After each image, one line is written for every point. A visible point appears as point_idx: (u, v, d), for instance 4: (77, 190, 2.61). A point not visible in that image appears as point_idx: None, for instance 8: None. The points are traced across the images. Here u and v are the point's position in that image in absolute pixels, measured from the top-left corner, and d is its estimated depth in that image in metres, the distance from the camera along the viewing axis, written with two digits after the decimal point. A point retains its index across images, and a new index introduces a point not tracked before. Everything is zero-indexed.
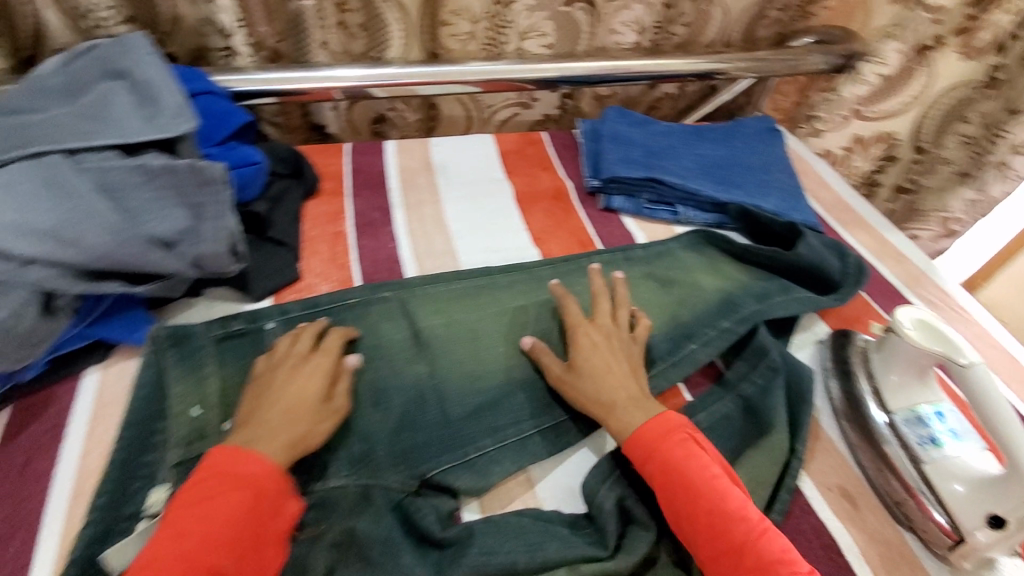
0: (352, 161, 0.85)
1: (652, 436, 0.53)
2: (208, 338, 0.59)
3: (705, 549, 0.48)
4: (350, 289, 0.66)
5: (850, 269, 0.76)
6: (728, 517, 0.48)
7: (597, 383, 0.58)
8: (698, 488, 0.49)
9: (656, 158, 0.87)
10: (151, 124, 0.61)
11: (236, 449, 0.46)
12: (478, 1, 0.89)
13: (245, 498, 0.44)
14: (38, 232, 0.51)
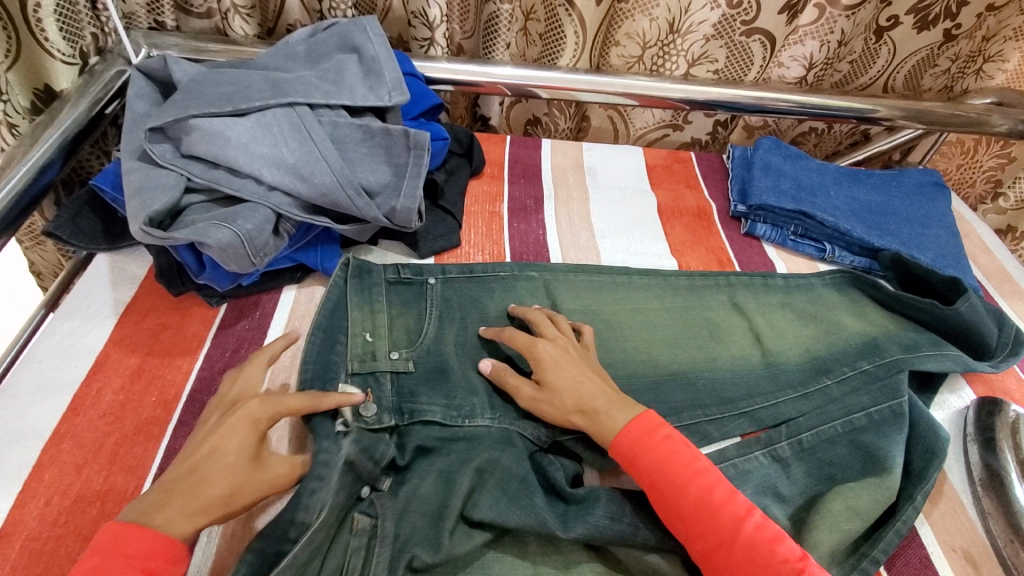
0: (512, 152, 0.94)
1: (633, 434, 0.53)
2: (382, 279, 0.67)
3: (697, 543, 0.48)
4: (501, 263, 0.73)
5: (1006, 338, 0.72)
6: (716, 511, 0.48)
7: (575, 398, 0.56)
8: (679, 482, 0.50)
9: (807, 193, 0.87)
10: (373, 93, 0.72)
11: (130, 525, 0.42)
12: (654, 29, 0.93)
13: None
14: (283, 166, 0.64)
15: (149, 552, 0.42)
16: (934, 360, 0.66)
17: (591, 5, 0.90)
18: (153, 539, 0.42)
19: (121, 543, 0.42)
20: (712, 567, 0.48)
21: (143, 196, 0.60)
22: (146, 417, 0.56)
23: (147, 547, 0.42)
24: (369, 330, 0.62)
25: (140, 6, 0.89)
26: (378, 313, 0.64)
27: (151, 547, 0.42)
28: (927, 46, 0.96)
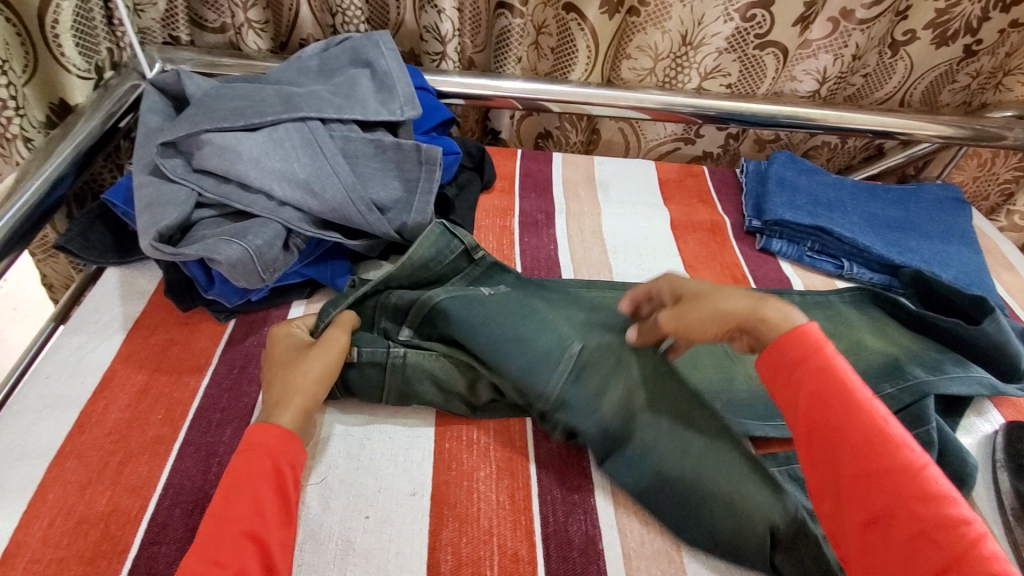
0: (523, 166, 0.93)
1: (809, 342, 0.48)
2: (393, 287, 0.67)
3: (850, 465, 0.44)
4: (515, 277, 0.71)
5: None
6: (889, 439, 0.44)
7: (718, 316, 0.53)
8: (848, 403, 0.46)
9: (823, 208, 0.85)
10: (385, 108, 0.72)
11: (253, 428, 0.49)
12: (667, 42, 0.93)
13: (264, 468, 0.47)
14: (295, 180, 0.63)
15: (273, 444, 0.48)
16: (963, 384, 0.64)
17: (603, 18, 0.90)
18: (275, 431, 0.49)
19: (248, 443, 0.48)
20: (868, 492, 0.43)
21: (153, 211, 0.59)
22: (151, 435, 0.55)
23: (272, 439, 0.48)
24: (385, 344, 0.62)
25: (155, 21, 0.90)
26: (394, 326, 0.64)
27: (280, 439, 0.49)
28: (945, 62, 0.95)
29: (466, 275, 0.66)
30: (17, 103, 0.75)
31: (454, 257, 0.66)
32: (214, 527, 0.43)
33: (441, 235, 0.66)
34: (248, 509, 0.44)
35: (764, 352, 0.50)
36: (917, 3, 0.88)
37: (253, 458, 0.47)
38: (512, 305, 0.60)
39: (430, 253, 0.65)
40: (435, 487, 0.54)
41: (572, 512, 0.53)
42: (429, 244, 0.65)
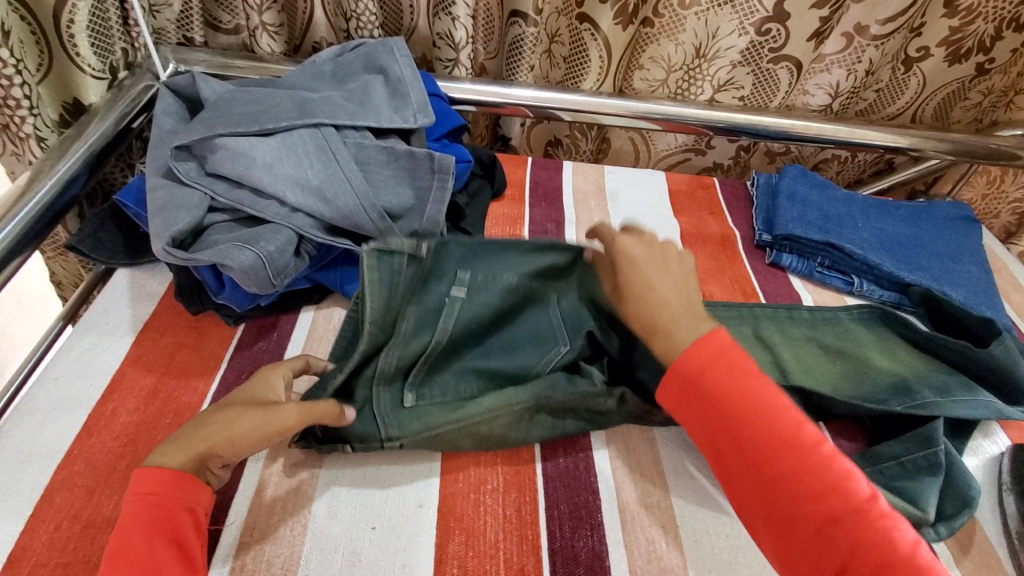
0: (533, 174, 0.93)
1: (702, 359, 0.50)
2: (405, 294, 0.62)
3: (745, 463, 0.47)
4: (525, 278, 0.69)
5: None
6: (780, 443, 0.46)
7: (640, 296, 0.56)
8: (751, 404, 0.48)
9: (834, 224, 0.85)
10: (398, 115, 0.72)
11: (137, 476, 0.45)
12: (680, 53, 0.93)
13: (142, 513, 0.44)
14: (308, 187, 0.63)
15: (161, 484, 0.45)
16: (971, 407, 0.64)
17: (617, 29, 0.90)
18: (163, 473, 0.45)
19: (138, 487, 0.45)
20: (772, 496, 0.46)
21: (166, 214, 0.60)
22: (159, 439, 0.55)
23: (162, 480, 0.45)
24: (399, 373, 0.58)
25: (170, 22, 0.90)
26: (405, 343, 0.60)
27: (171, 477, 0.45)
28: (957, 80, 0.95)
29: (419, 279, 0.57)
30: (31, 101, 0.75)
31: (406, 271, 0.55)
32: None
33: (379, 265, 0.54)
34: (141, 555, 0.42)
35: (668, 371, 0.52)
36: (931, 20, 0.88)
37: (144, 502, 0.44)
38: (474, 295, 0.60)
39: (384, 294, 0.55)
40: (442, 499, 0.53)
41: (579, 528, 0.53)
42: (377, 285, 0.54)
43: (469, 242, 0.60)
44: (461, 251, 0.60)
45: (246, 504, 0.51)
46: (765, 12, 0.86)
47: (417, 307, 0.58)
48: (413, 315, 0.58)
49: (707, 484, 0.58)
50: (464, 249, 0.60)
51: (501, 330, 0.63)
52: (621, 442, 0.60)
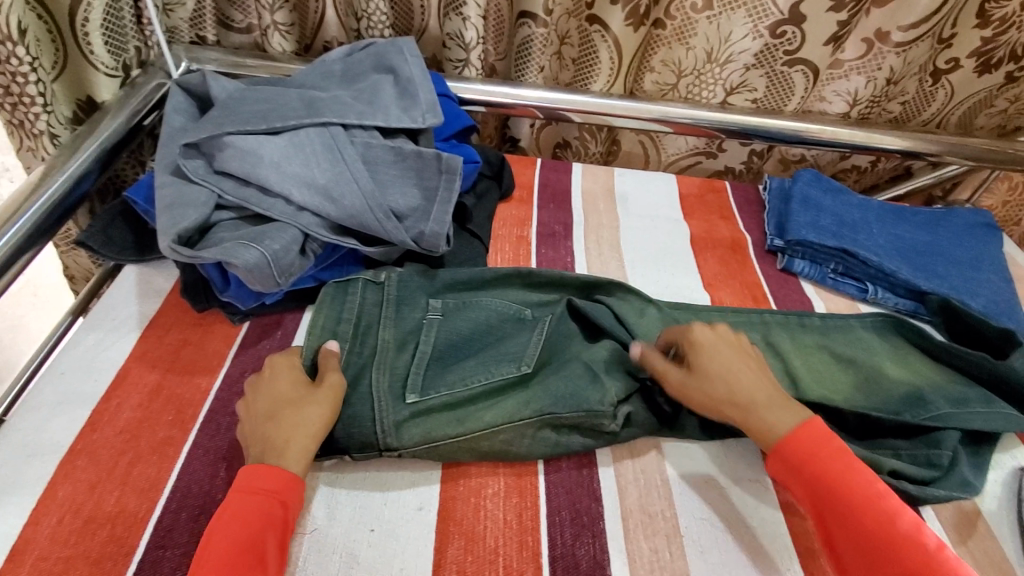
0: (542, 176, 0.92)
1: (808, 443, 0.51)
2: (386, 299, 0.64)
3: (851, 554, 0.47)
4: (502, 282, 0.69)
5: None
6: (896, 541, 0.45)
7: (723, 385, 0.56)
8: (864, 500, 0.48)
9: (848, 229, 0.83)
10: (406, 115, 0.71)
11: (256, 467, 0.47)
12: (692, 57, 0.92)
13: (269, 512, 0.46)
14: (314, 186, 0.63)
15: (276, 485, 0.47)
16: (989, 417, 0.62)
17: (627, 30, 0.89)
18: (281, 475, 0.47)
19: (250, 479, 0.47)
20: None
21: (174, 211, 0.60)
22: (162, 436, 0.55)
23: (276, 481, 0.47)
24: (388, 377, 0.58)
25: (183, 20, 0.91)
26: (383, 334, 0.61)
27: (289, 483, 0.47)
28: (986, 89, 0.93)
29: (386, 302, 0.64)
30: (45, 98, 0.76)
31: (360, 294, 0.64)
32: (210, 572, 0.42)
33: (337, 288, 0.64)
34: (242, 552, 0.43)
35: (771, 455, 0.52)
36: (962, 31, 0.86)
37: (255, 498, 0.46)
38: (454, 317, 0.64)
39: (335, 312, 0.62)
40: (443, 502, 0.53)
41: (581, 535, 0.52)
42: (332, 307, 0.62)
43: (437, 277, 0.68)
44: (426, 283, 0.67)
45: None
46: (779, 14, 0.84)
47: (390, 322, 0.63)
48: (388, 327, 0.62)
49: (711, 492, 0.56)
50: (431, 281, 0.67)
51: (491, 339, 0.63)
52: (625, 449, 0.59)
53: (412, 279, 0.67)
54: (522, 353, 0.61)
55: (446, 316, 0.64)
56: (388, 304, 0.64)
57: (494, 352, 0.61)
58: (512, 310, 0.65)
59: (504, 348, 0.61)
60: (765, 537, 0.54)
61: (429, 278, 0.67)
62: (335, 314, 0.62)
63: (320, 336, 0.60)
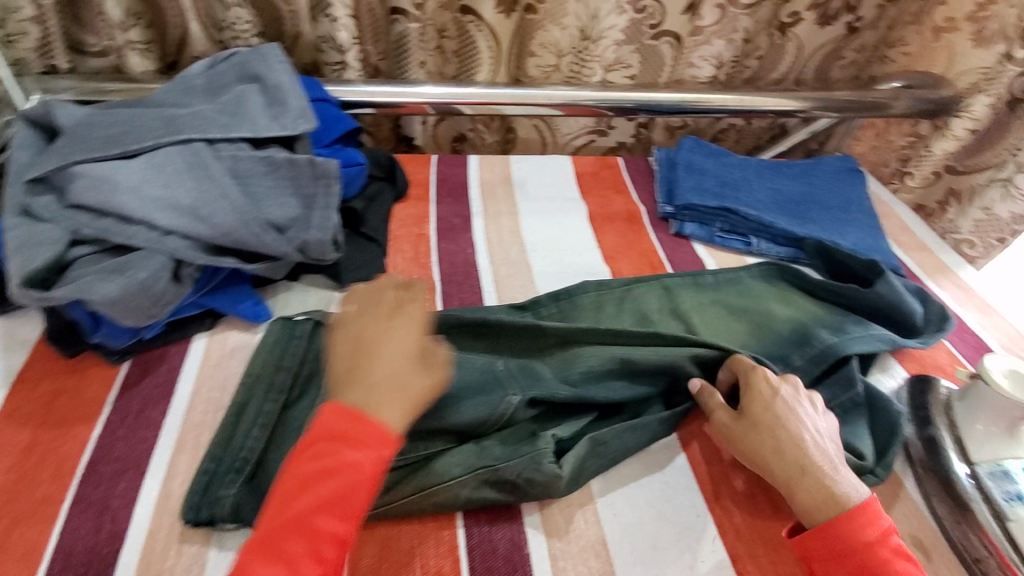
0: (437, 172, 0.93)
1: (859, 533, 0.48)
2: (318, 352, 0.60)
3: None
4: (466, 316, 0.64)
5: (932, 319, 0.73)
6: None
7: (774, 443, 0.53)
8: None
9: (729, 189, 0.88)
10: (276, 123, 0.69)
11: (349, 415, 0.47)
12: (566, 38, 0.94)
13: (362, 472, 0.45)
14: (180, 207, 0.60)
15: (377, 443, 0.47)
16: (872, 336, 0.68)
17: (500, 17, 0.91)
18: (380, 430, 0.47)
19: (353, 427, 0.47)
20: None
21: (24, 253, 0.55)
22: (38, 496, 0.50)
23: (381, 437, 0.47)
24: None
25: (30, 51, 0.84)
26: (327, 389, 0.57)
27: (386, 448, 0.47)
28: (831, 40, 1.01)
29: (336, 345, 0.61)
30: None
31: (307, 337, 0.61)
32: (280, 511, 0.44)
33: (283, 329, 0.62)
34: (340, 502, 0.44)
35: (807, 533, 0.49)
36: None
37: (356, 451, 0.46)
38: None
39: (274, 360, 0.59)
40: None
41: (498, 519, 0.52)
42: (271, 353, 0.60)
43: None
44: None
45: (138, 553, 0.48)
46: None
47: None
48: (333, 383, 0.58)
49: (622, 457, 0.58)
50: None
51: (446, 390, 0.57)
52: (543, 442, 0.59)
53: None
54: (478, 423, 0.55)
55: None
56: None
57: (446, 404, 0.56)
58: (486, 364, 0.60)
59: (461, 418, 0.55)
60: (673, 490, 0.56)
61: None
62: (275, 357, 0.59)
63: (256, 386, 0.57)
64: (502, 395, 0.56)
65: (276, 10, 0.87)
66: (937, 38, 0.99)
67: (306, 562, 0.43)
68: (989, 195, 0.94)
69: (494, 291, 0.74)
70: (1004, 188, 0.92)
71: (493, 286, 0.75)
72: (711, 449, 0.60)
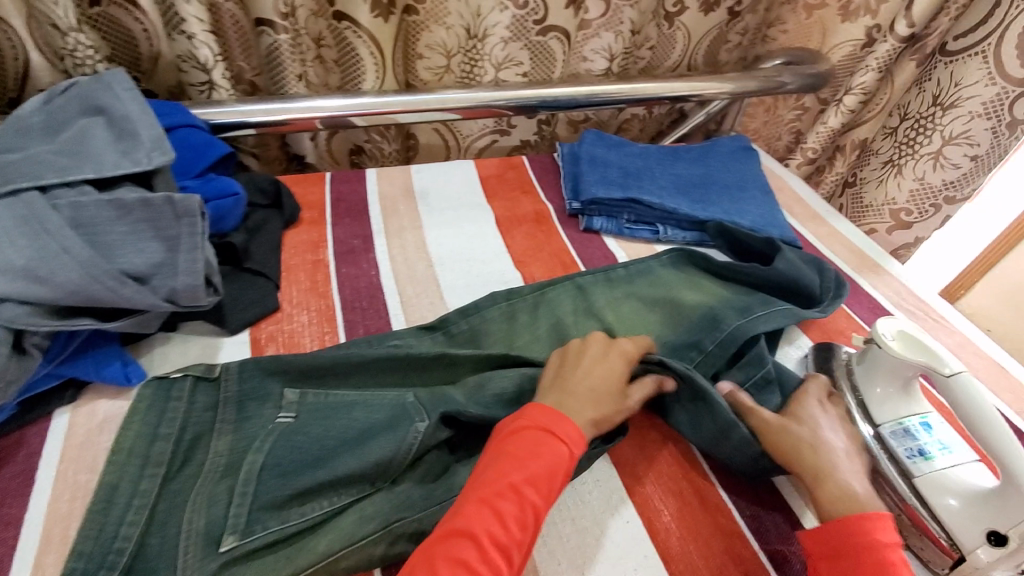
0: (332, 191, 0.87)
1: (863, 531, 0.46)
2: (201, 413, 0.55)
3: None
4: (365, 348, 0.61)
5: (829, 282, 0.76)
6: None
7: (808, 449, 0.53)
8: None
9: (633, 178, 0.88)
10: (126, 158, 0.61)
11: (545, 408, 0.51)
12: (453, 37, 0.92)
13: (566, 454, 0.49)
14: (10, 269, 0.50)
15: (571, 433, 0.50)
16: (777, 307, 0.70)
17: (377, 22, 0.87)
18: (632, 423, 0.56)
19: (546, 419, 0.51)
20: None
21: None
22: None
23: (571, 431, 0.50)
24: (200, 519, 0.47)
25: None
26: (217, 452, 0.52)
27: (575, 433, 0.50)
28: (716, 27, 1.03)
29: (224, 402, 0.55)
30: None
31: (187, 398, 0.55)
32: (530, 488, 0.46)
33: (158, 392, 0.55)
34: (552, 478, 0.47)
35: (811, 531, 0.48)
36: None
37: (549, 436, 0.49)
38: (310, 419, 0.55)
39: (149, 431, 0.52)
40: None
41: None
42: (145, 422, 0.53)
43: (293, 367, 0.58)
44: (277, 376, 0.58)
45: None
46: None
47: (228, 430, 0.54)
48: (222, 445, 0.53)
49: None
50: (286, 373, 0.58)
51: (350, 433, 0.54)
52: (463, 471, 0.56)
53: (257, 376, 0.57)
54: (385, 465, 0.52)
55: (300, 420, 0.55)
56: (224, 407, 0.55)
57: (349, 449, 0.52)
58: (391, 397, 0.57)
59: (365, 463, 0.51)
60: (603, 500, 0.54)
61: (283, 368, 0.58)
62: (150, 425, 0.53)
63: (129, 463, 0.50)
64: (409, 425, 0.54)
65: (126, 29, 0.79)
66: (809, 16, 1.04)
67: (489, 546, 0.43)
68: (920, 167, 1.04)
69: (401, 312, 0.70)
70: (932, 160, 1.02)
71: (400, 307, 0.71)
72: (632, 452, 0.58)
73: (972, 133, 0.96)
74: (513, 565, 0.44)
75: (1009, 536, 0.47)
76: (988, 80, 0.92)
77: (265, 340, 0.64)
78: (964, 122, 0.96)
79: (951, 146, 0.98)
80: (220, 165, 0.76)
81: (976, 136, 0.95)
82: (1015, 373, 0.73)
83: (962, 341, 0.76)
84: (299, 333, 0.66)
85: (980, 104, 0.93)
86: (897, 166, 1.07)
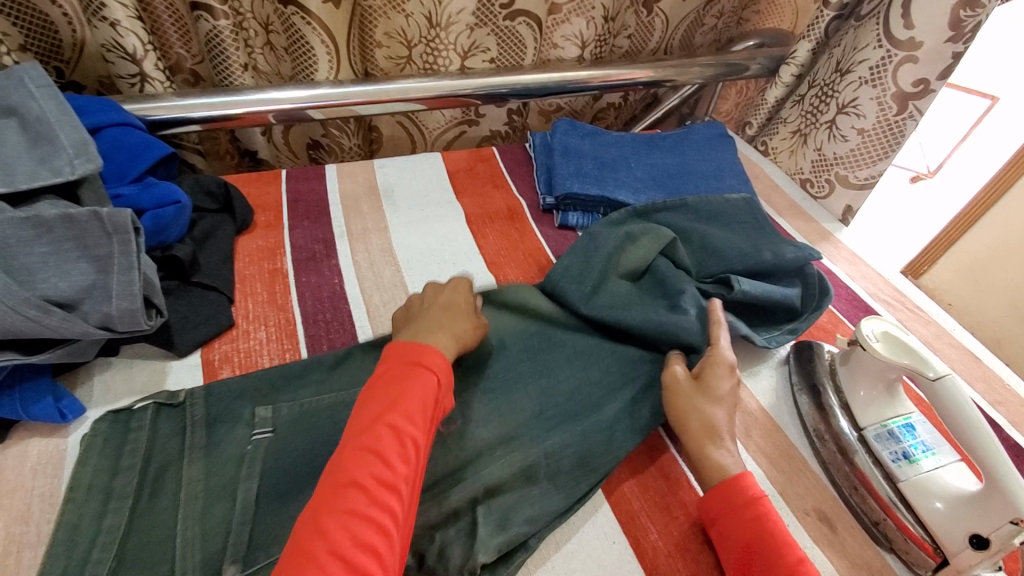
0: (290, 189, 0.81)
1: (732, 492, 0.49)
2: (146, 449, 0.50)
3: None
4: (324, 357, 0.58)
5: (812, 290, 0.71)
6: None
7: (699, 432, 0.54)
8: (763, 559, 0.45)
9: (608, 170, 0.85)
10: (44, 167, 0.54)
11: (415, 344, 0.52)
12: (412, 25, 0.86)
13: (432, 384, 0.49)
14: None
15: (439, 364, 0.51)
16: (749, 294, 0.66)
17: (327, 8, 0.79)
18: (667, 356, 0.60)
19: (415, 353, 0.51)
20: None
21: None
22: None
23: (439, 361, 0.51)
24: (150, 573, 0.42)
25: None
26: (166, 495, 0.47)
27: (445, 364, 0.51)
28: (693, 11, 1.00)
29: (192, 425, 0.51)
30: None
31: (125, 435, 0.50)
32: (405, 425, 0.46)
33: (107, 428, 0.50)
34: (426, 410, 0.47)
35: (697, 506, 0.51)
36: None
37: (418, 373, 0.49)
38: (282, 442, 0.51)
39: (100, 470, 0.47)
40: None
41: None
42: (96, 461, 0.47)
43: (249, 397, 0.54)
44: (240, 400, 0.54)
45: None
46: None
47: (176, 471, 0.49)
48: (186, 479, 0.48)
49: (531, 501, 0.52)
50: (251, 397, 0.54)
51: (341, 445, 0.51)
52: None
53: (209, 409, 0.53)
54: None
55: (280, 438, 0.51)
56: (185, 436, 0.50)
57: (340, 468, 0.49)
58: None
59: None
60: (589, 520, 0.52)
61: (237, 397, 0.54)
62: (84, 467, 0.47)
63: (80, 508, 0.45)
64: None
65: (42, 14, 0.70)
66: None
67: (376, 487, 0.42)
68: (819, 137, 0.96)
69: (368, 323, 0.65)
70: (828, 129, 0.94)
71: (367, 317, 0.66)
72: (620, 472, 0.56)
73: (860, 101, 0.89)
74: (407, 499, 0.43)
75: (990, 540, 0.46)
76: (877, 43, 0.85)
77: (218, 362, 0.59)
78: (854, 89, 0.89)
79: (843, 115, 0.91)
80: (161, 167, 0.69)
81: (863, 106, 0.88)
82: (990, 365, 0.73)
83: (939, 332, 0.76)
84: (257, 351, 0.61)
85: (869, 69, 0.86)
86: (803, 136, 1.00)
